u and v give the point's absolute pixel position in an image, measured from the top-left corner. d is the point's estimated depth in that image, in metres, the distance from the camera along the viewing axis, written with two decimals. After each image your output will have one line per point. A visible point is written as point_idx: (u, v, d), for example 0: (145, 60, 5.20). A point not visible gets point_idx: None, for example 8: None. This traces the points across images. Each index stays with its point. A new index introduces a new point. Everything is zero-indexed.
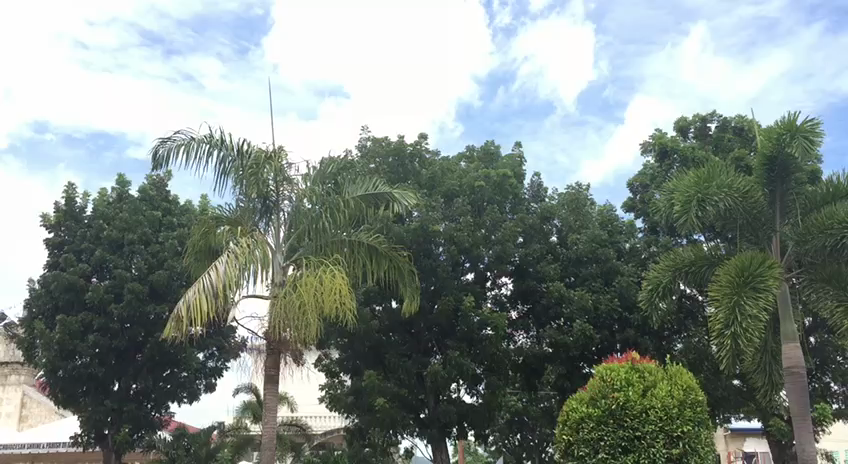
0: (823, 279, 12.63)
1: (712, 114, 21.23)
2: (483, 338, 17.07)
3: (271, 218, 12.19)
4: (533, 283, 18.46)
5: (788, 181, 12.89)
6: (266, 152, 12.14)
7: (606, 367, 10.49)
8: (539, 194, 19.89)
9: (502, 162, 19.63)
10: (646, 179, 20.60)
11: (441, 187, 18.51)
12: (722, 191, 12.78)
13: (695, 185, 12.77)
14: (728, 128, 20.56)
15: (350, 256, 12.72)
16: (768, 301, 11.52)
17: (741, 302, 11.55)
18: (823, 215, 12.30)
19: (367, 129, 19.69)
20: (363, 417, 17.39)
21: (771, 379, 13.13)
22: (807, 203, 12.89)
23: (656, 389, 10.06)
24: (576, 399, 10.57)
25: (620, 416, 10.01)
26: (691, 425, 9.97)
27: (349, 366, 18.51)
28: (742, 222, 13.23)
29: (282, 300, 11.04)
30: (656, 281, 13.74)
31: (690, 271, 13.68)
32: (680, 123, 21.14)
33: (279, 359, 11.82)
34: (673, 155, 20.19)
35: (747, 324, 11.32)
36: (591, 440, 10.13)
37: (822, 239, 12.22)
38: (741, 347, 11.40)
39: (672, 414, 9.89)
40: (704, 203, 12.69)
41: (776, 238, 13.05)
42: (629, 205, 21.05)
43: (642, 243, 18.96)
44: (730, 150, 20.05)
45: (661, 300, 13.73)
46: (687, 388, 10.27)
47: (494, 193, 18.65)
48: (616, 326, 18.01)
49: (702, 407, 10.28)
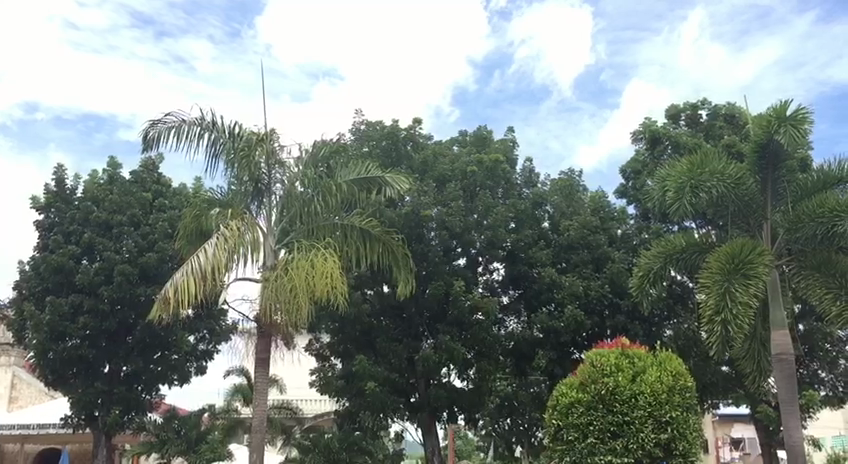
0: (812, 267, 12.68)
1: (704, 102, 21.23)
2: (474, 323, 17.12)
3: (262, 201, 12.17)
4: (524, 269, 18.51)
5: (779, 168, 12.95)
6: (258, 135, 12.13)
7: (596, 352, 10.53)
8: (530, 180, 19.76)
9: (494, 148, 19.60)
10: (638, 166, 20.60)
11: (433, 171, 18.49)
12: (714, 177, 12.84)
13: (688, 171, 12.81)
14: (720, 116, 20.58)
15: (343, 240, 12.67)
16: (758, 288, 11.60)
17: (731, 290, 11.60)
18: (814, 203, 12.34)
19: (360, 113, 19.61)
20: (353, 400, 17.42)
21: (758, 365, 13.23)
22: (798, 191, 12.93)
23: (645, 375, 10.10)
24: (565, 384, 10.62)
25: (609, 401, 10.08)
26: (679, 411, 10.02)
27: (340, 349, 18.53)
28: (733, 210, 13.32)
29: (272, 283, 11.05)
30: (647, 268, 13.75)
31: (681, 258, 13.74)
32: (671, 111, 21.11)
33: (269, 342, 11.81)
34: (664, 142, 20.22)
35: (736, 311, 11.41)
36: (580, 424, 10.21)
37: (813, 227, 12.30)
38: (731, 334, 11.49)
39: (661, 400, 9.95)
40: (697, 189, 12.73)
41: (766, 226, 13.10)
42: (620, 191, 21.08)
43: (633, 230, 19.01)
44: (720, 138, 20.10)
45: (651, 286, 13.78)
46: (676, 374, 10.30)
47: (486, 178, 18.62)
48: (606, 312, 17.93)
49: (690, 393, 10.33)
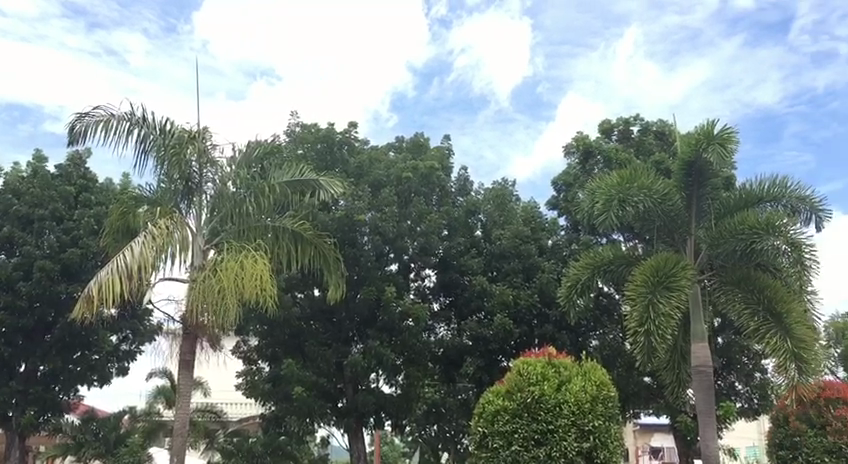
0: (733, 282, 13.06)
1: (635, 118, 21.76)
2: (404, 329, 17.15)
3: (192, 200, 11.99)
4: (456, 275, 18.62)
5: (704, 186, 13.41)
6: (190, 132, 11.91)
7: (523, 361, 10.68)
8: (464, 188, 19.84)
9: (429, 155, 19.69)
10: (570, 179, 20.97)
11: (368, 176, 18.45)
12: (642, 192, 13.16)
13: (617, 185, 13.13)
14: (650, 132, 21.13)
15: (274, 242, 12.53)
16: (680, 301, 11.94)
17: (655, 301, 11.90)
18: (736, 220, 12.80)
19: (296, 115, 19.45)
20: (279, 405, 17.22)
21: (678, 377, 13.64)
22: (721, 208, 13.38)
23: (570, 384, 10.28)
24: (492, 392, 10.72)
25: (534, 409, 10.21)
26: (602, 420, 10.23)
27: (268, 353, 18.29)
28: (659, 224, 13.70)
29: (200, 284, 10.85)
30: (575, 278, 14.00)
31: (608, 270, 14.04)
32: (604, 125, 21.59)
33: (195, 344, 11.59)
34: (596, 156, 20.69)
35: (659, 322, 11.72)
36: (505, 432, 10.31)
37: (734, 243, 12.76)
38: (654, 345, 11.78)
39: (584, 409, 10.14)
40: (624, 202, 13.05)
41: (690, 241, 13.52)
42: (552, 203, 21.43)
43: (564, 241, 19.35)
44: (650, 154, 20.62)
45: (579, 297, 14.03)
46: (599, 384, 10.52)
47: (421, 184, 18.72)
48: (535, 321, 18.21)
49: (613, 403, 10.56)
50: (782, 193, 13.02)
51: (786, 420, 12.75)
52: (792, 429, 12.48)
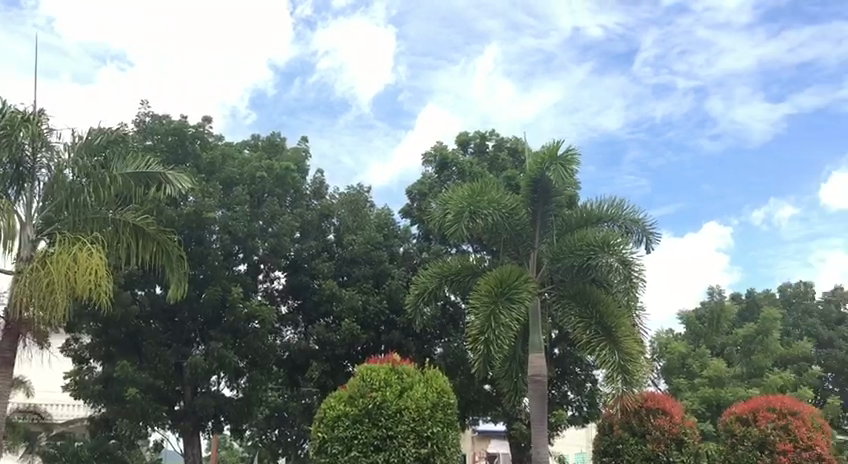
0: (570, 295, 13.67)
1: (491, 133, 22.44)
2: (249, 331, 16.80)
3: (23, 187, 11.37)
4: (306, 279, 18.50)
5: (548, 203, 13.95)
6: (23, 114, 11.17)
7: (367, 367, 10.73)
8: (320, 191, 19.61)
9: (285, 156, 19.43)
10: (424, 188, 21.31)
11: (220, 173, 17.95)
12: (491, 205, 13.61)
13: (468, 198, 13.50)
14: (503, 148, 21.85)
15: (113, 235, 11.87)
16: (520, 313, 12.40)
17: (496, 312, 12.29)
18: (575, 237, 13.53)
19: (147, 105, 18.62)
20: (110, 407, 16.34)
21: (515, 385, 14.13)
22: (563, 225, 14.01)
23: (412, 391, 10.43)
24: (334, 397, 10.69)
25: (375, 416, 10.28)
26: (441, 427, 10.44)
27: (101, 352, 17.21)
28: (506, 237, 14.17)
29: (26, 276, 10.16)
30: (423, 285, 14.33)
31: (455, 279, 14.33)
32: (461, 138, 22.12)
33: (17, 340, 10.78)
34: (451, 167, 21.18)
35: (498, 332, 12.11)
36: (345, 438, 10.30)
37: (572, 258, 13.40)
38: (492, 354, 12.16)
39: (424, 416, 10.31)
40: (474, 215, 13.41)
41: (532, 255, 14.12)
42: (405, 211, 21.66)
43: (415, 249, 19.59)
44: (503, 170, 21.32)
45: (425, 304, 14.40)
46: (440, 391, 10.73)
47: (274, 186, 18.48)
48: (382, 327, 18.33)
49: (453, 410, 10.80)
50: (618, 214, 13.83)
51: (610, 428, 13.50)
52: (615, 436, 13.21)
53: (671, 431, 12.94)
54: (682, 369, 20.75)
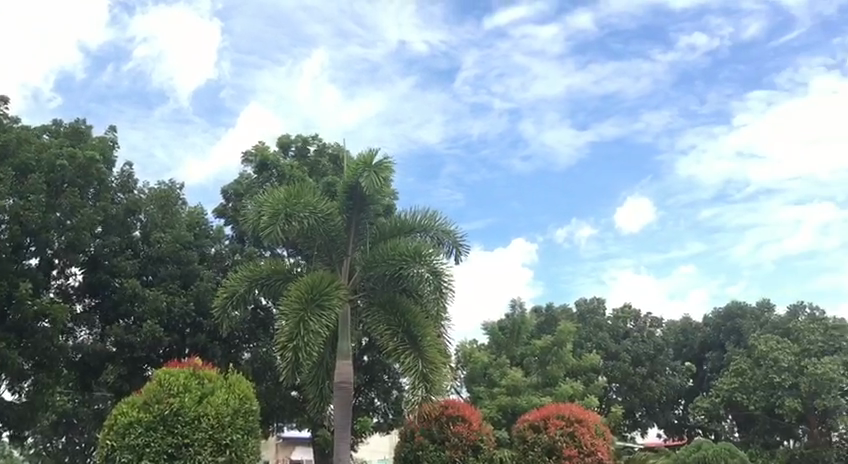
0: (380, 303, 13.83)
1: (313, 138, 22.30)
2: (37, 331, 15.53)
3: None
4: (106, 277, 17.34)
5: (364, 211, 14.22)
6: None
7: (166, 371, 10.24)
8: (127, 185, 18.68)
9: (91, 144, 18.24)
10: (241, 189, 20.79)
11: (13, 158, 16.37)
12: (307, 209, 13.55)
13: (284, 201, 13.35)
14: (325, 154, 21.78)
15: None
16: (330, 320, 12.38)
17: (306, 319, 12.18)
18: (389, 246, 13.73)
19: None
20: None
21: (321, 392, 14.06)
22: (377, 233, 14.28)
23: (213, 397, 10.09)
24: (127, 402, 10.08)
25: (171, 423, 9.84)
26: (241, 434, 10.19)
27: None
28: (320, 243, 14.11)
29: None
30: (232, 289, 13.88)
31: (265, 283, 14.06)
32: (282, 140, 21.81)
33: None
34: (272, 169, 20.82)
35: (308, 339, 12.01)
36: (137, 446, 9.76)
37: (384, 267, 13.64)
38: (300, 360, 12.02)
39: (224, 423, 10.01)
40: (289, 218, 13.27)
41: (346, 261, 14.17)
42: (220, 211, 21.01)
43: (227, 251, 19.05)
44: (323, 175, 21.23)
45: (234, 309, 13.92)
46: (243, 397, 10.47)
47: (76, 175, 17.16)
48: (188, 330, 17.67)
49: (255, 416, 10.58)
50: (431, 224, 14.14)
51: (411, 434, 13.74)
52: (416, 443, 13.47)
53: (470, 438, 13.41)
54: (483, 378, 21.62)
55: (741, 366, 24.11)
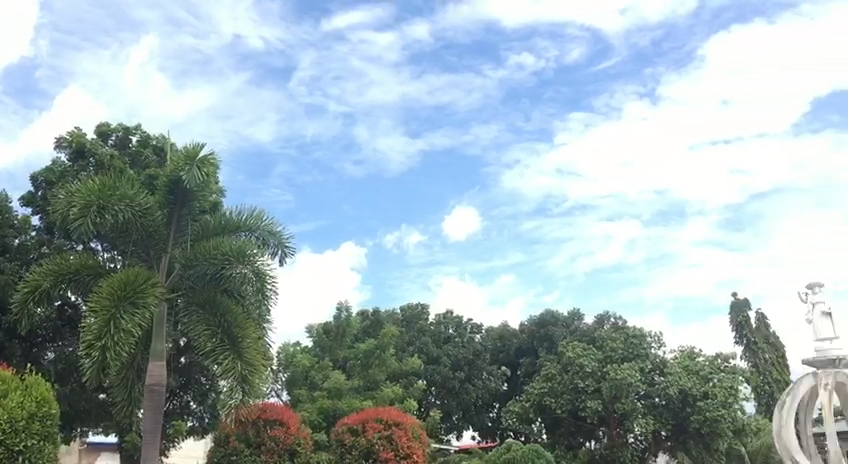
0: (198, 303, 13.37)
1: (136, 128, 21.22)
2: None
3: None
4: None
5: (186, 207, 13.73)
6: None
7: None
8: None
9: None
10: (53, 176, 19.39)
11: None
12: (123, 202, 12.82)
13: (98, 191, 12.59)
14: (149, 146, 20.77)
15: None
16: (143, 318, 11.80)
17: (116, 317, 11.52)
18: (211, 245, 13.29)
19: None
20: None
21: (129, 395, 13.31)
22: (199, 231, 13.84)
23: (5, 399, 9.31)
24: None
25: None
26: (35, 440, 9.51)
27: None
28: (136, 238, 13.44)
29: None
30: (36, 284, 12.88)
31: (72, 279, 13.18)
32: (102, 128, 20.57)
33: None
34: (89, 157, 19.60)
35: (117, 338, 11.37)
36: None
37: (205, 266, 13.24)
38: (108, 361, 11.35)
39: (17, 428, 9.27)
40: (103, 210, 12.52)
41: (164, 259, 13.55)
42: (27, 199, 19.49)
43: (33, 242, 17.69)
44: (145, 167, 20.24)
45: (36, 304, 12.90)
46: (40, 400, 9.78)
47: None
48: None
49: (51, 420, 9.94)
50: (256, 224, 13.85)
51: (225, 439, 13.27)
52: (230, 448, 13.01)
53: (286, 442, 13.33)
54: (304, 381, 21.43)
55: (551, 372, 25.48)
